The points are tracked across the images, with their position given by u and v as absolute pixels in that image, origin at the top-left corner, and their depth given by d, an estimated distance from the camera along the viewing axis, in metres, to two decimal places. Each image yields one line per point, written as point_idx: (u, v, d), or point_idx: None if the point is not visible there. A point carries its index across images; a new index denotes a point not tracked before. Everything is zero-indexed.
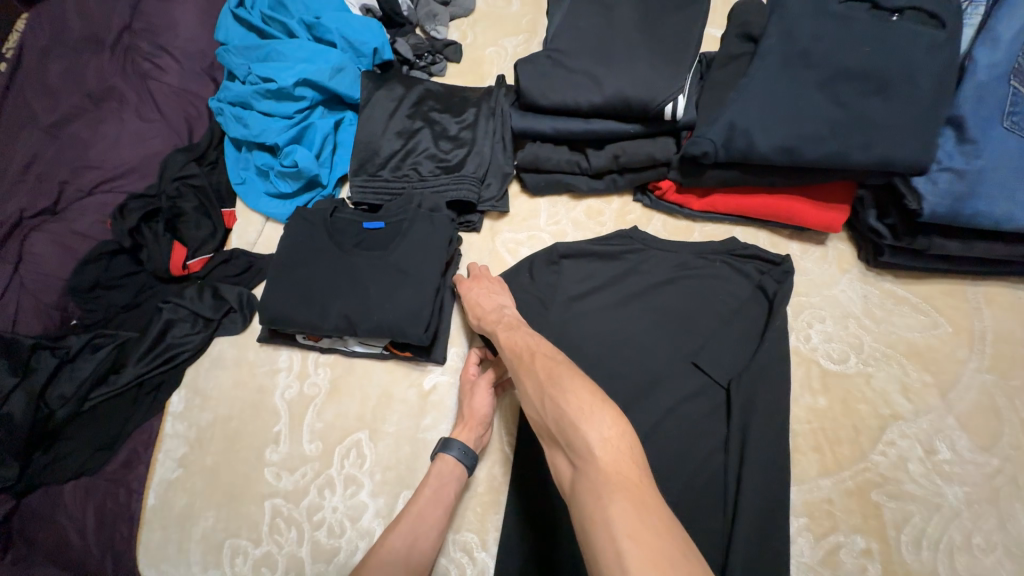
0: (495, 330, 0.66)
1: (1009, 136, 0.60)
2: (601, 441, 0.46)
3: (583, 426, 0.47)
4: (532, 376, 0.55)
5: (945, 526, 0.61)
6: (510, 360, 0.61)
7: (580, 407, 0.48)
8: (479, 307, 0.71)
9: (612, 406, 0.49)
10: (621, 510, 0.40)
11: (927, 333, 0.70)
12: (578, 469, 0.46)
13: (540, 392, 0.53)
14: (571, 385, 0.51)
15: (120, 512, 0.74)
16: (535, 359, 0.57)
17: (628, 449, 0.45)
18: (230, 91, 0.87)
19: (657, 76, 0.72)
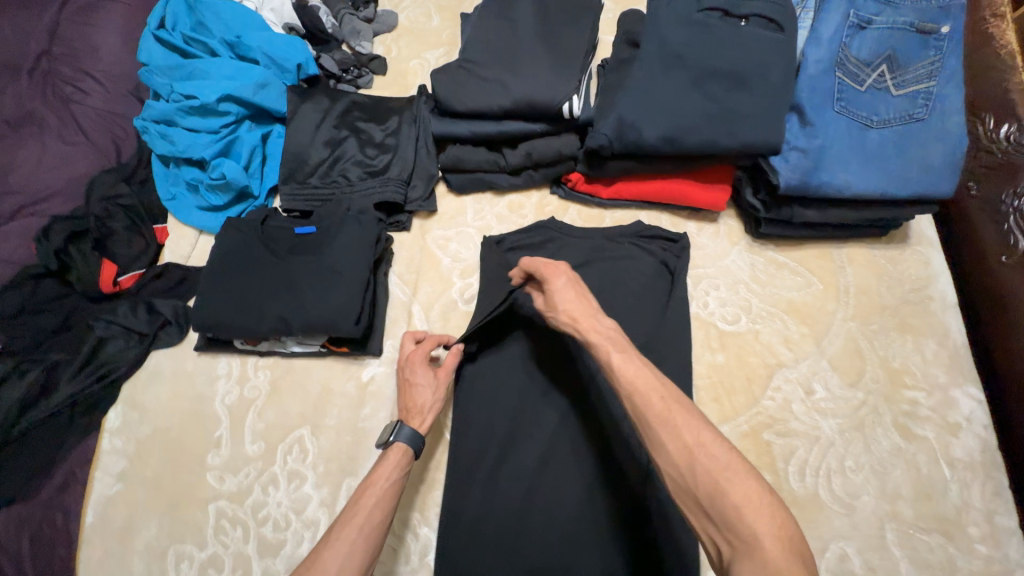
0: (601, 347, 0.58)
1: (840, 118, 0.71)
2: (773, 537, 0.42)
3: (748, 515, 0.43)
4: (675, 435, 0.48)
5: (823, 454, 0.71)
6: (628, 398, 0.53)
7: (747, 495, 0.44)
8: (573, 310, 0.63)
9: (774, 493, 0.45)
10: None
11: (803, 291, 0.81)
12: (735, 552, 0.43)
13: (685, 457, 0.48)
14: (734, 468, 0.46)
15: (55, 535, 0.73)
16: (671, 409, 0.50)
17: (795, 545, 0.43)
18: (153, 109, 0.88)
19: (556, 79, 0.80)
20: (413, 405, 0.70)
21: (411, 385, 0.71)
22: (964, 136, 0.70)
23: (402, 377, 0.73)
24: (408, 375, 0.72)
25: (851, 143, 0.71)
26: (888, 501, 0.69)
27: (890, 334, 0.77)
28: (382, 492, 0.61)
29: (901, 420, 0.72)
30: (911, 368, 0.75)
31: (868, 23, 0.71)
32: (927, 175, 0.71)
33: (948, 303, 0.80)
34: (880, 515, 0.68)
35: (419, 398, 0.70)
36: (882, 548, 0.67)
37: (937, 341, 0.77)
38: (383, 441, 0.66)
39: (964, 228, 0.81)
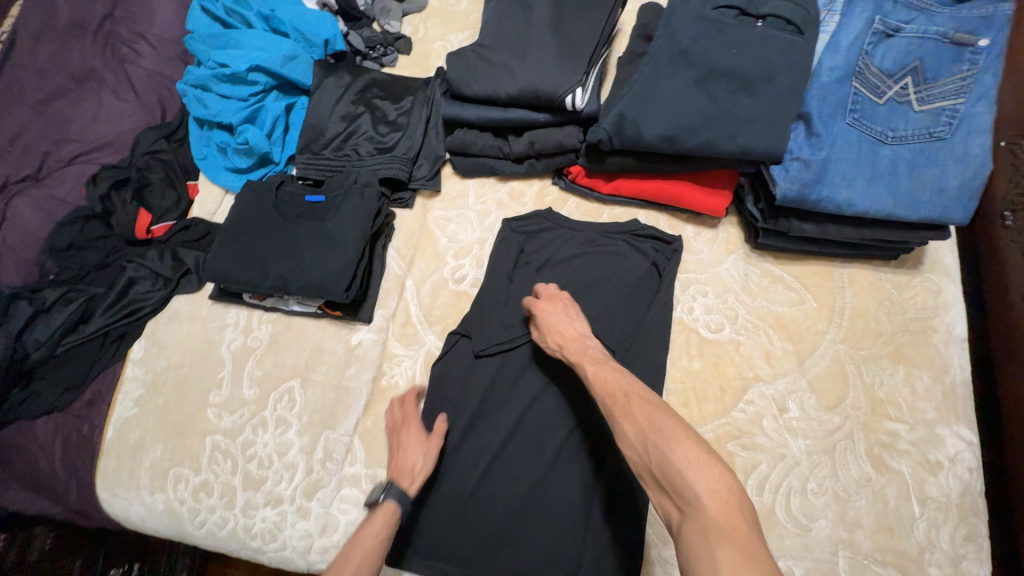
0: (581, 363, 0.66)
1: (850, 130, 0.69)
2: (711, 490, 0.45)
3: (689, 474, 0.46)
4: (631, 420, 0.54)
5: (785, 473, 0.70)
6: (601, 400, 0.60)
7: (687, 455, 0.47)
8: (559, 334, 0.72)
9: (716, 452, 0.48)
10: (730, 559, 0.40)
11: (794, 307, 0.79)
12: (684, 515, 0.45)
13: (638, 435, 0.53)
14: (677, 435, 0.50)
15: (83, 443, 0.85)
16: (632, 400, 0.56)
17: (738, 502, 0.44)
18: (193, 75, 0.96)
19: (563, 70, 0.80)
20: (401, 465, 0.72)
21: (401, 446, 0.74)
22: (989, 160, 0.65)
23: (395, 441, 0.75)
24: (402, 439, 0.74)
25: (859, 157, 0.68)
26: (846, 529, 0.67)
27: (881, 361, 0.74)
28: (368, 553, 0.62)
29: (877, 449, 0.70)
30: (897, 399, 0.72)
31: (897, 31, 0.68)
32: (941, 198, 0.66)
33: (953, 337, 0.75)
34: (835, 541, 0.67)
35: (411, 463, 0.71)
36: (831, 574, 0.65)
37: (932, 375, 0.73)
38: (372, 499, 0.68)
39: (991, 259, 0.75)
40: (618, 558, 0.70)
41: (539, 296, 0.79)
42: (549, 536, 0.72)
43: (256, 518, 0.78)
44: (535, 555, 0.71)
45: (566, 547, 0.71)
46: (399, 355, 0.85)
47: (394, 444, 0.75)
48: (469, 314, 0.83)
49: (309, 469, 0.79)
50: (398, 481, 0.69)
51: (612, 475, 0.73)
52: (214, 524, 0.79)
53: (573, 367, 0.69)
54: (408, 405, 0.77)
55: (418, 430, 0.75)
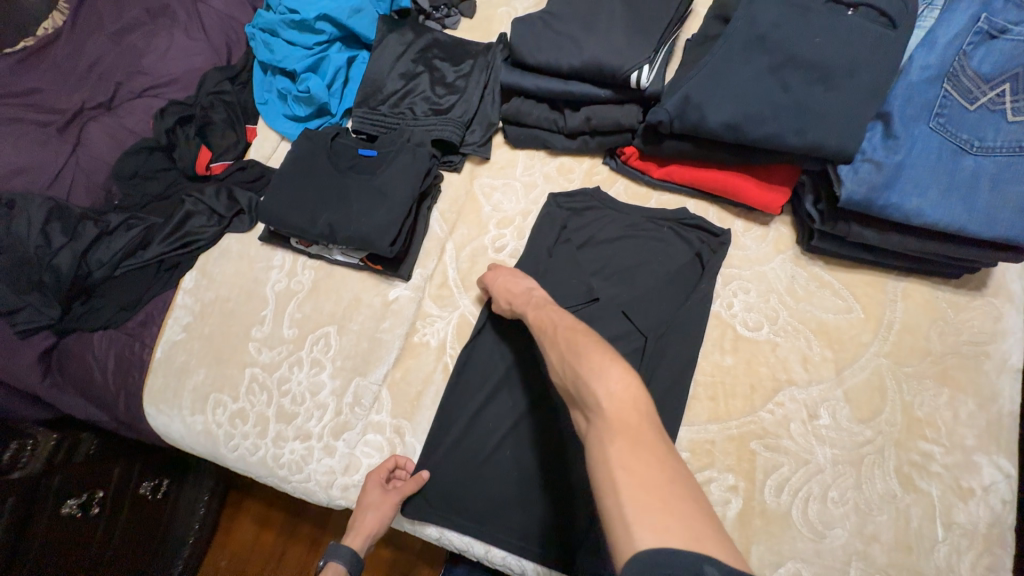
0: (524, 310, 0.72)
1: (932, 135, 0.65)
2: (609, 394, 0.51)
3: (592, 382, 0.53)
4: (554, 347, 0.61)
5: (807, 478, 0.69)
6: (537, 334, 0.67)
7: (592, 367, 0.54)
8: (508, 292, 0.76)
9: (619, 361, 0.53)
10: (616, 447, 0.47)
11: (840, 316, 0.76)
12: (591, 419, 0.52)
13: (561, 360, 0.59)
14: (589, 353, 0.56)
15: (134, 360, 0.92)
16: (557, 331, 0.63)
17: (637, 401, 0.50)
18: (263, 19, 0.99)
19: (630, 46, 0.78)
20: (358, 521, 0.74)
21: (362, 501, 0.75)
22: None
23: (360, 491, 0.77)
24: (362, 491, 0.76)
25: (937, 165, 0.64)
26: (863, 542, 0.66)
27: (924, 381, 0.71)
28: None
29: (906, 468, 0.68)
30: (936, 421, 0.70)
31: (1002, 33, 0.63)
32: (1021, 218, 0.62)
33: (1007, 366, 0.71)
34: (848, 551, 0.66)
35: (361, 516, 0.75)
36: None
37: (978, 401, 0.70)
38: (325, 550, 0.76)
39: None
40: None
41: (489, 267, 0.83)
42: (561, 507, 0.73)
43: (285, 449, 0.83)
44: (544, 523, 0.73)
45: (574, 522, 0.72)
46: (433, 315, 0.87)
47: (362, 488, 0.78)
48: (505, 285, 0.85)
49: (337, 410, 0.83)
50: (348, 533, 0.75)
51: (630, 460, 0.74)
52: (246, 449, 0.84)
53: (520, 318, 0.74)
54: (381, 466, 0.77)
55: (373, 484, 0.75)
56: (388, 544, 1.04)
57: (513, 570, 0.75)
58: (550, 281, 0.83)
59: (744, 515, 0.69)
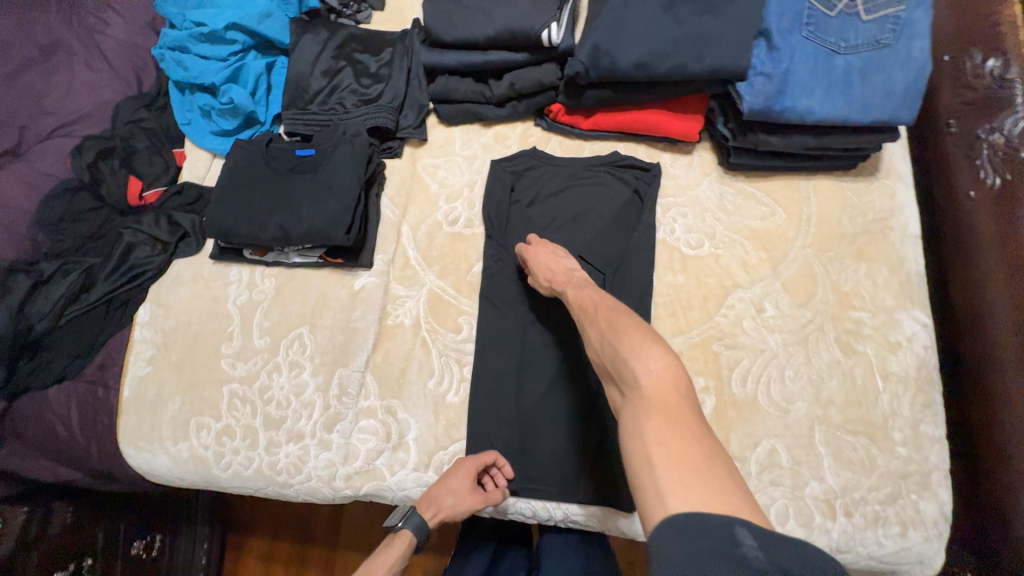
0: (564, 290, 0.75)
1: (807, 42, 0.74)
2: (650, 373, 0.55)
3: (632, 360, 0.57)
4: (594, 324, 0.66)
5: (765, 365, 0.77)
6: (575, 313, 0.71)
7: (632, 346, 0.58)
8: (548, 270, 0.78)
9: (660, 343, 0.58)
10: (654, 424, 0.51)
11: (766, 220, 0.85)
12: (627, 395, 0.57)
13: (600, 337, 0.64)
14: (629, 333, 0.60)
15: (100, 405, 0.88)
16: (596, 308, 0.68)
17: (675, 382, 0.55)
18: (169, 37, 0.97)
19: (536, 7, 0.84)
20: (438, 506, 0.77)
21: (447, 490, 0.76)
22: (928, 63, 0.72)
23: (442, 475, 0.78)
24: (447, 476, 0.77)
25: (816, 68, 0.74)
26: (820, 407, 0.74)
27: (845, 260, 0.81)
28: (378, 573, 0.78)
29: (844, 337, 0.77)
30: (860, 292, 0.80)
31: None
32: (888, 101, 0.73)
33: (908, 234, 0.82)
34: (811, 418, 0.74)
35: (438, 501, 0.77)
36: (809, 447, 0.73)
37: (890, 268, 0.81)
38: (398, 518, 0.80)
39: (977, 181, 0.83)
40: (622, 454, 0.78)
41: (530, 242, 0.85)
42: (558, 443, 0.80)
43: (280, 455, 0.83)
44: (546, 461, 0.80)
45: (573, 452, 0.79)
46: (401, 296, 0.89)
47: (444, 474, 0.78)
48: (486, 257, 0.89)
49: (326, 405, 0.84)
50: (424, 510, 0.78)
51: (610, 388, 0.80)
52: (240, 464, 0.83)
53: (559, 297, 0.77)
54: (476, 462, 0.76)
55: (465, 483, 0.75)
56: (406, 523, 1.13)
57: (528, 516, 0.80)
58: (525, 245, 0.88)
59: (719, 409, 0.76)
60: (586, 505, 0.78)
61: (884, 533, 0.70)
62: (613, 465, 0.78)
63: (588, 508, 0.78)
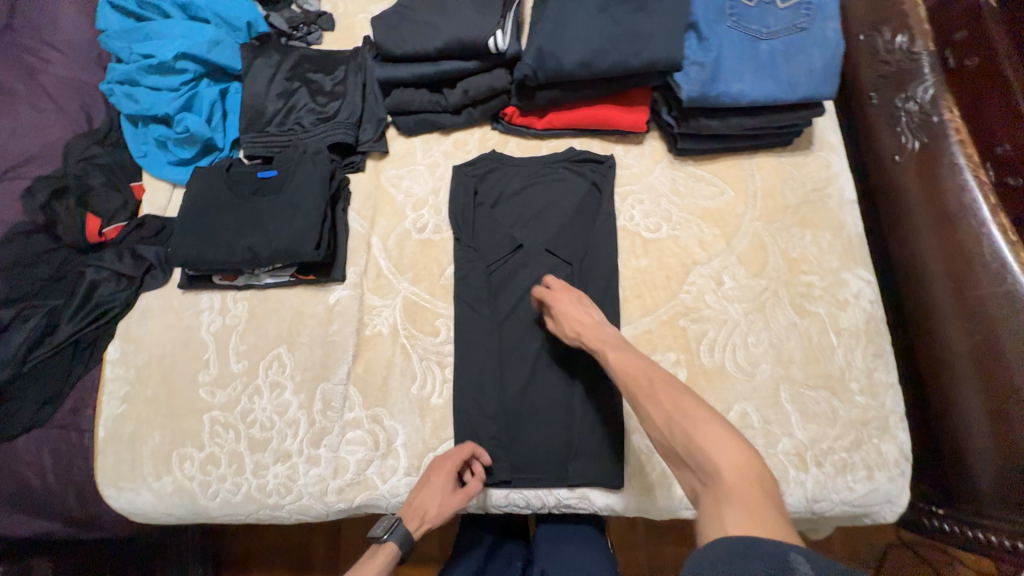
0: (603, 350, 0.72)
1: (732, 31, 0.81)
2: (732, 463, 0.52)
3: (710, 450, 0.54)
4: (656, 403, 0.62)
5: (729, 334, 0.82)
6: (624, 382, 0.68)
7: (708, 435, 0.55)
8: (577, 322, 0.76)
9: (731, 428, 0.55)
10: (737, 517, 0.48)
11: (717, 199, 0.90)
12: (705, 485, 0.53)
13: (665, 417, 0.60)
14: (702, 421, 0.57)
15: (75, 449, 0.86)
16: (654, 384, 0.64)
17: (758, 473, 0.51)
18: (116, 71, 0.97)
19: (481, 17, 0.87)
20: (421, 514, 0.77)
21: (428, 491, 0.77)
22: (841, 42, 0.79)
23: (422, 479, 0.79)
24: (428, 479, 0.78)
25: (743, 54, 0.80)
26: (783, 367, 0.79)
27: (791, 229, 0.87)
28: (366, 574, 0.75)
29: (798, 300, 0.83)
30: (808, 257, 0.85)
31: None
32: (811, 79, 0.79)
33: (845, 200, 0.89)
34: (776, 378, 0.79)
35: (423, 507, 0.77)
36: (777, 405, 0.78)
37: (832, 233, 0.87)
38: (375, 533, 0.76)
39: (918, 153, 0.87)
40: (606, 434, 0.81)
41: (547, 286, 0.83)
42: (544, 432, 0.82)
43: (269, 477, 0.82)
44: (534, 450, 0.81)
45: (560, 439, 0.81)
46: (377, 306, 0.90)
47: (426, 478, 0.79)
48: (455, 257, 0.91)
49: (311, 421, 0.84)
50: (408, 520, 0.77)
51: (589, 374, 0.83)
52: (227, 491, 0.82)
53: (593, 353, 0.75)
54: (455, 460, 0.78)
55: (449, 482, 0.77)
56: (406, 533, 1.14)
57: (521, 506, 0.82)
58: (495, 245, 0.90)
59: (691, 380, 0.80)
60: (576, 487, 0.80)
61: (852, 478, 0.75)
62: (598, 446, 0.80)
63: (577, 490, 0.80)
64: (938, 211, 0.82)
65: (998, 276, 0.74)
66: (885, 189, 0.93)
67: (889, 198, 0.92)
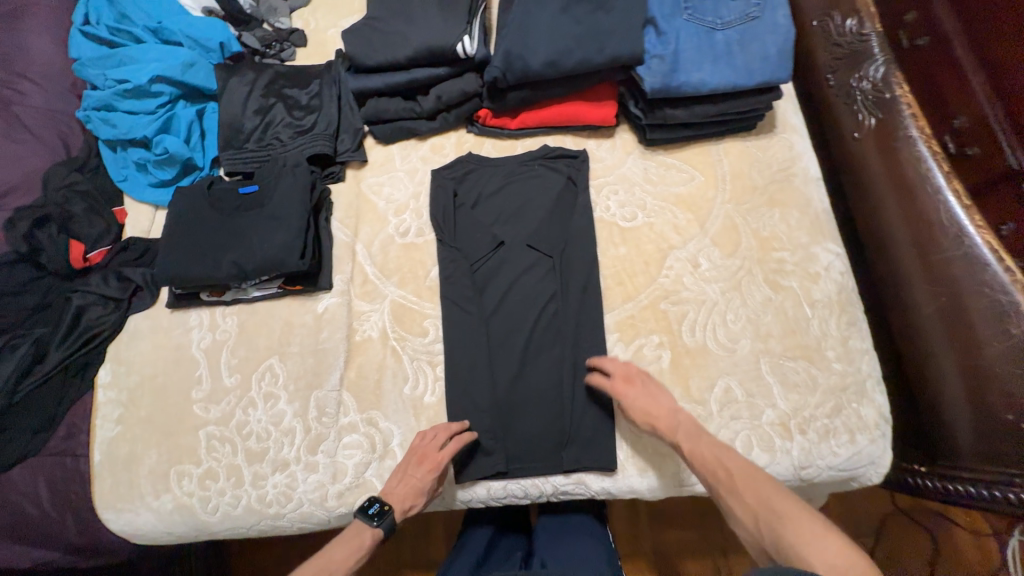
0: (676, 441, 0.74)
1: (688, 24, 0.85)
2: (829, 565, 0.55)
3: (805, 551, 0.57)
4: (742, 501, 0.66)
5: (708, 314, 0.84)
6: (704, 479, 0.70)
7: (802, 534, 0.59)
8: (649, 414, 0.76)
9: (832, 531, 0.58)
10: None
11: (688, 185, 0.93)
12: None
13: (753, 517, 0.64)
14: (794, 520, 0.60)
15: (70, 474, 0.86)
16: (735, 480, 0.67)
17: (859, 571, 0.53)
18: (92, 98, 0.98)
19: (448, 24, 0.90)
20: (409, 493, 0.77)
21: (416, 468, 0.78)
22: (791, 28, 0.83)
23: (408, 459, 0.80)
24: (415, 458, 0.79)
25: (700, 45, 0.84)
26: (762, 341, 0.82)
27: (761, 209, 0.90)
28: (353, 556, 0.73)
29: (772, 276, 0.86)
30: (778, 234, 0.89)
31: None
32: (766, 64, 0.83)
33: (809, 178, 0.93)
34: (755, 353, 0.82)
35: (409, 489, 0.77)
36: (758, 378, 0.80)
37: (800, 209, 0.90)
38: (366, 513, 0.76)
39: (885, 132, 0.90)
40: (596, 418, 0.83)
41: (611, 372, 0.81)
42: (537, 422, 0.83)
43: (268, 487, 0.83)
44: (528, 440, 0.83)
45: (552, 428, 0.83)
46: (366, 311, 0.92)
47: (410, 458, 0.80)
48: (440, 257, 0.93)
49: (307, 428, 0.85)
50: (394, 504, 0.76)
51: (577, 362, 0.85)
52: (227, 504, 0.83)
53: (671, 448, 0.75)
54: (442, 437, 0.80)
55: (431, 462, 0.78)
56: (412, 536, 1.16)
57: (520, 496, 0.83)
58: (479, 246, 0.92)
59: (675, 360, 0.83)
60: (571, 473, 0.82)
61: (836, 443, 0.78)
62: (590, 431, 0.82)
63: (572, 476, 0.82)
64: (897, 183, 0.86)
65: (958, 239, 0.78)
66: (849, 163, 0.97)
67: (851, 174, 0.96)
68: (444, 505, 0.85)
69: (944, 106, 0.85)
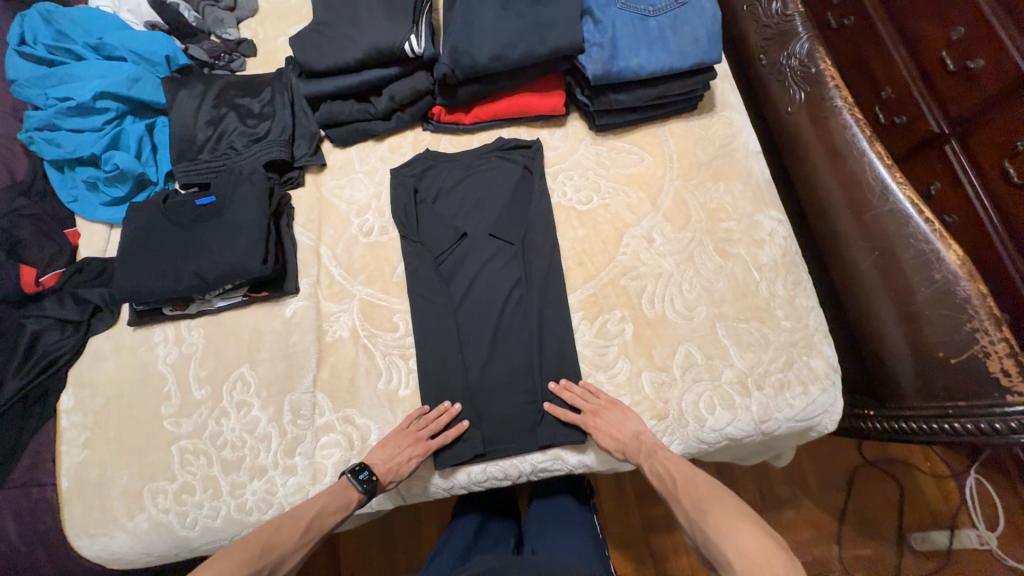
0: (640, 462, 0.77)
1: (622, 12, 0.90)
2: (741, 554, 0.59)
3: (723, 544, 0.62)
4: (678, 504, 0.71)
5: (664, 286, 0.89)
6: (656, 485, 0.75)
7: (720, 526, 0.64)
8: (615, 436, 0.79)
9: (752, 523, 0.62)
10: None
11: (638, 166, 0.98)
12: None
13: (687, 517, 0.69)
14: (714, 511, 0.66)
15: (38, 504, 0.83)
16: (673, 482, 0.73)
17: (767, 559, 0.57)
18: (34, 118, 0.96)
19: (394, 24, 0.92)
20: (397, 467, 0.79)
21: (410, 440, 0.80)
22: (717, 11, 0.89)
23: (403, 431, 0.82)
24: (411, 431, 0.81)
25: (636, 31, 0.88)
26: (716, 307, 0.87)
27: (707, 183, 0.96)
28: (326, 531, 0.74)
29: (721, 245, 0.91)
30: (724, 206, 0.94)
31: None
32: (698, 47, 0.88)
33: (749, 152, 0.99)
34: (711, 318, 0.86)
35: (396, 464, 0.79)
36: (715, 341, 0.85)
37: (743, 181, 0.96)
38: (354, 475, 0.78)
39: (813, 103, 0.96)
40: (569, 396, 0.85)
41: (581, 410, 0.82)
42: (509, 403, 0.85)
43: (246, 495, 0.82)
44: (503, 421, 0.85)
45: (526, 408, 0.85)
46: (334, 312, 0.92)
47: (405, 428, 0.82)
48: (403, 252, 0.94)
49: (283, 432, 0.85)
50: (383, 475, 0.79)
51: (546, 342, 0.87)
52: (206, 517, 0.82)
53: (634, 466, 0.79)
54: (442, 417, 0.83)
55: (422, 444, 0.81)
56: (403, 536, 1.16)
57: (500, 478, 0.85)
58: (442, 240, 0.95)
59: (638, 331, 0.86)
60: (548, 449, 0.85)
61: (791, 396, 0.83)
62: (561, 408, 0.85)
63: (549, 451, 0.85)
64: (829, 149, 0.93)
65: (883, 196, 0.85)
66: (786, 134, 1.03)
67: (787, 146, 1.03)
68: (426, 493, 0.87)
69: (874, 79, 1.04)
